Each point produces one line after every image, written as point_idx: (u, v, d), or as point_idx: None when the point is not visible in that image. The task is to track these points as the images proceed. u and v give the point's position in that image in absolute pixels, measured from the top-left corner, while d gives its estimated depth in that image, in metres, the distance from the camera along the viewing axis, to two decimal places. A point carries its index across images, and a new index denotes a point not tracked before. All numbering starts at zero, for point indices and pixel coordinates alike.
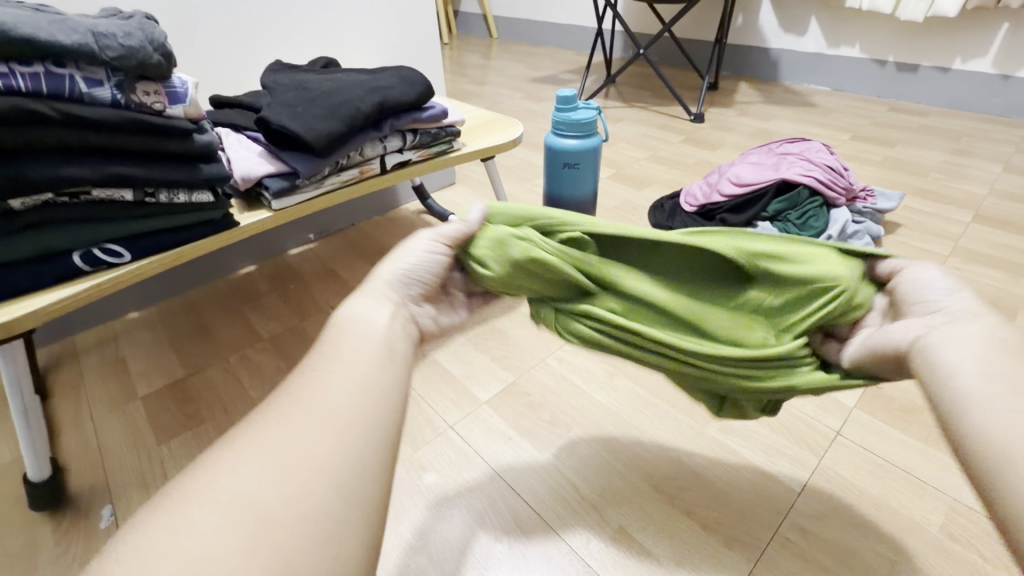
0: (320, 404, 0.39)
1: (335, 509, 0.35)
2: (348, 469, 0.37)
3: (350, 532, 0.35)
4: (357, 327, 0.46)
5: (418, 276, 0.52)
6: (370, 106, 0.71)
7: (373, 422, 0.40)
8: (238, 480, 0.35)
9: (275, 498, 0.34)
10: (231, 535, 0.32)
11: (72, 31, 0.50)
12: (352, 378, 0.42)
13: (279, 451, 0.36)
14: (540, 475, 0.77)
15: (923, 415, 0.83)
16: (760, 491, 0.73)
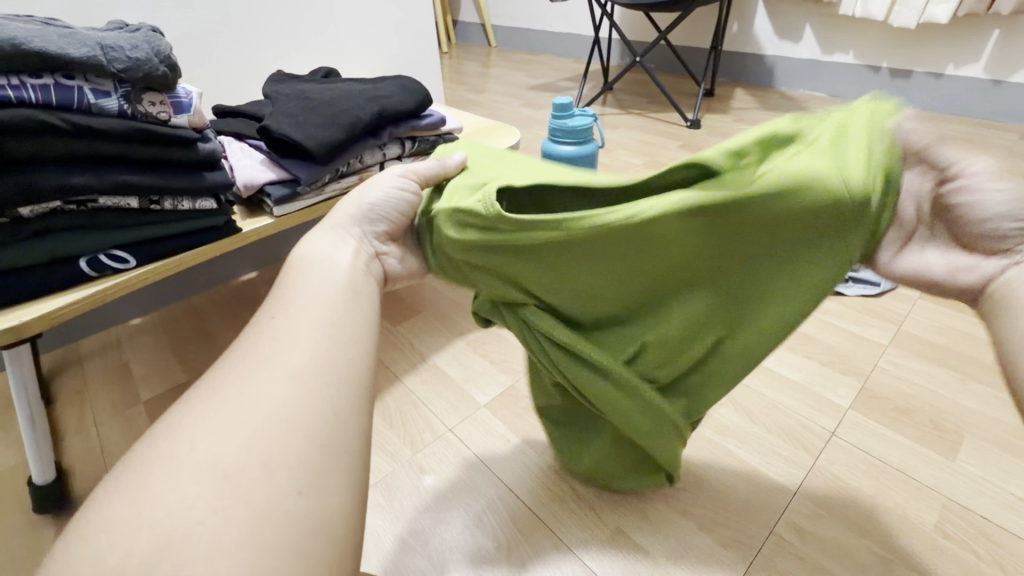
0: (286, 354, 0.41)
1: (322, 456, 0.37)
2: (320, 421, 0.38)
3: (338, 474, 0.37)
4: (311, 288, 0.48)
5: (383, 211, 0.57)
6: (370, 115, 0.73)
7: (345, 369, 0.42)
8: (208, 445, 0.35)
9: (249, 459, 0.35)
10: (211, 497, 0.33)
11: (81, 45, 0.51)
12: (308, 333, 0.43)
13: (246, 411, 0.37)
14: (538, 476, 0.78)
15: (917, 416, 0.84)
16: (756, 491, 0.74)
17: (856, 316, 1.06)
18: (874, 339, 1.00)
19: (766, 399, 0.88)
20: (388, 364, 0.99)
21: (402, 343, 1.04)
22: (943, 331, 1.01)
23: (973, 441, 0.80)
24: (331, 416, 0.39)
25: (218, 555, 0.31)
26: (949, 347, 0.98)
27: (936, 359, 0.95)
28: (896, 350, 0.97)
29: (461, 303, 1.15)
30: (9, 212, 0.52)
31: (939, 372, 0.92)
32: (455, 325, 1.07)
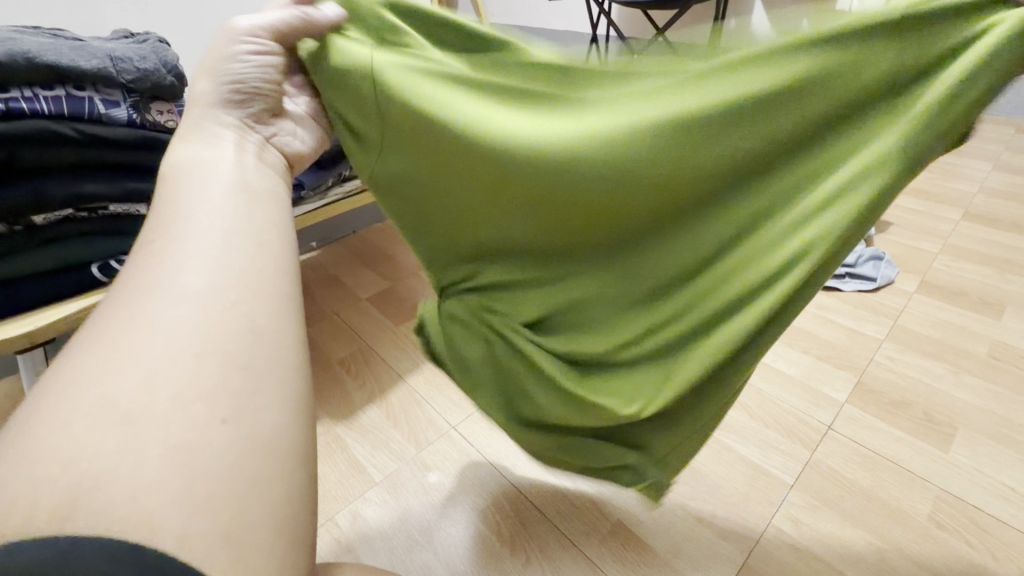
0: (212, 284, 0.36)
1: (266, 396, 0.34)
2: (262, 366, 0.35)
3: (270, 394, 0.35)
4: (229, 211, 0.41)
5: (248, 86, 0.50)
6: None
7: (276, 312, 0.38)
8: (116, 383, 0.30)
9: (174, 407, 0.30)
10: (120, 446, 0.28)
11: (92, 57, 0.53)
12: (237, 266, 0.38)
13: (166, 346, 0.32)
14: (541, 472, 0.79)
15: (912, 409, 0.85)
16: (754, 484, 0.75)
17: (852, 312, 1.07)
18: (871, 334, 1.01)
19: (764, 394, 0.89)
20: (391, 363, 1.01)
21: (405, 342, 1.05)
22: (939, 325, 1.03)
23: (966, 432, 0.81)
24: (250, 334, 0.36)
25: (161, 500, 0.28)
26: (944, 341, 0.99)
27: (930, 352, 0.97)
28: (892, 345, 0.99)
29: None
30: (24, 220, 0.53)
31: (935, 365, 0.94)
32: None
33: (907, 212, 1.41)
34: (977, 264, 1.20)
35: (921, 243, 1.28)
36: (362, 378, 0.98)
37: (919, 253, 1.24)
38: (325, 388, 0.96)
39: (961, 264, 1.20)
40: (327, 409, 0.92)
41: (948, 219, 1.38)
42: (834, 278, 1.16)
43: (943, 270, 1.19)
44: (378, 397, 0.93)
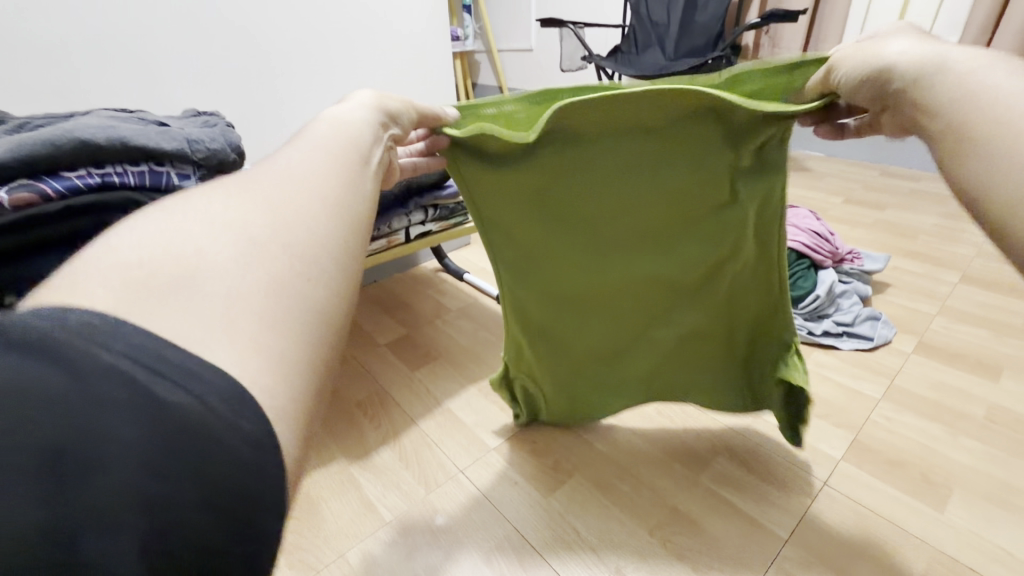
0: (274, 208, 0.34)
1: (291, 261, 0.31)
2: (313, 236, 0.34)
3: (319, 254, 0.33)
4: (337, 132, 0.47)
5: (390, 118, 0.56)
6: (399, 188, 0.84)
7: (308, 234, 0.34)
8: (220, 208, 0.33)
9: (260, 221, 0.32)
10: (230, 268, 0.29)
11: (172, 139, 0.63)
12: (306, 184, 0.37)
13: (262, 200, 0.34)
14: (542, 517, 0.82)
15: (907, 467, 0.88)
16: (749, 535, 0.78)
17: (850, 370, 1.11)
18: (867, 393, 1.04)
19: (761, 448, 0.92)
20: (405, 408, 1.06)
21: (419, 389, 1.11)
22: (937, 387, 1.06)
23: (963, 494, 0.83)
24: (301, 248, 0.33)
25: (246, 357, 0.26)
26: (940, 402, 1.02)
27: (928, 413, 0.99)
28: (889, 405, 1.01)
29: (475, 352, 1.22)
30: None
31: (931, 426, 0.96)
32: (468, 373, 1.15)
33: (906, 273, 1.46)
34: (973, 326, 1.24)
35: (919, 303, 1.33)
36: (377, 421, 1.03)
37: (916, 314, 1.29)
38: (342, 429, 1.01)
39: (959, 327, 1.24)
40: (342, 450, 0.97)
41: (946, 281, 1.42)
42: (832, 335, 1.20)
43: (939, 332, 1.23)
44: (391, 439, 0.98)
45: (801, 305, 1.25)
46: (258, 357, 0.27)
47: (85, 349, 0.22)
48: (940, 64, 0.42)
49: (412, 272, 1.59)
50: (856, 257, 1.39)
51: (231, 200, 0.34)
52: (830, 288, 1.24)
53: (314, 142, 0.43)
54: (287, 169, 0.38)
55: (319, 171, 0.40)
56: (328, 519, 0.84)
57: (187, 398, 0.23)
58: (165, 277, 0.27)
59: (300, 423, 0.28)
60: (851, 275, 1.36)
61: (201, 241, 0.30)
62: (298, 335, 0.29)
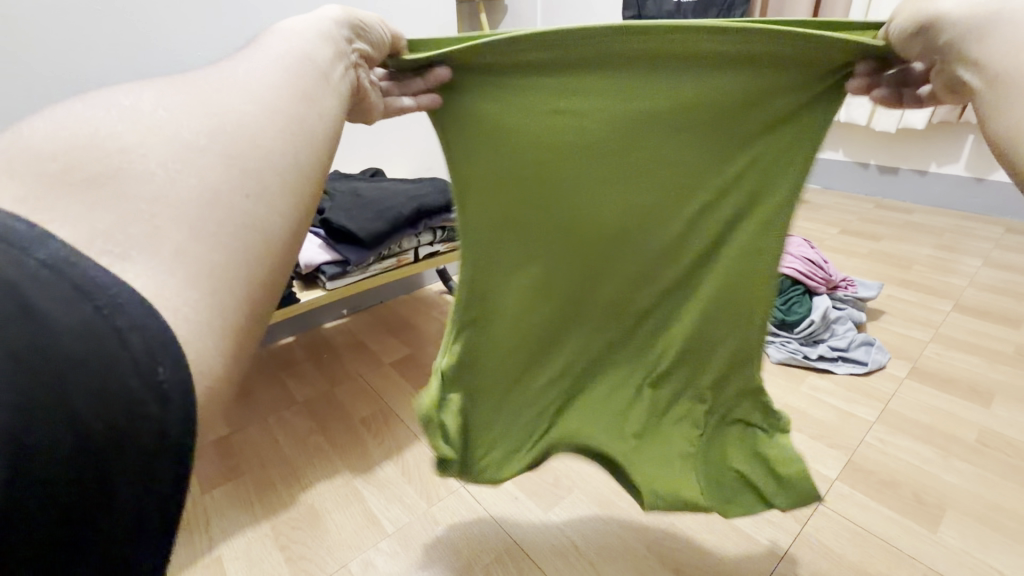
0: (223, 137, 0.35)
1: (237, 200, 0.34)
2: (256, 172, 0.35)
3: (264, 189, 0.35)
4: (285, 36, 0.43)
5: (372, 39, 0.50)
6: (410, 211, 0.89)
7: (256, 167, 0.35)
8: (164, 127, 0.34)
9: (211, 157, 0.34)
10: (181, 212, 0.31)
11: None
12: (258, 102, 0.37)
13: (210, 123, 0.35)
14: (541, 531, 0.84)
15: (900, 488, 0.90)
16: (744, 552, 0.79)
17: (844, 393, 1.13)
18: (861, 415, 1.07)
19: None
20: (409, 424, 1.08)
21: None
22: (929, 411, 1.08)
23: (955, 514, 0.84)
24: (243, 192, 0.34)
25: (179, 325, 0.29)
26: (933, 426, 1.04)
27: (921, 436, 1.01)
28: (883, 427, 1.03)
29: None
30: None
31: (924, 449, 0.98)
32: None
33: (900, 301, 1.49)
34: (966, 353, 1.26)
35: (912, 330, 1.36)
36: (381, 436, 1.05)
37: (910, 341, 1.32)
38: (346, 444, 1.04)
39: (952, 354, 1.26)
40: (346, 463, 0.99)
41: (939, 310, 1.46)
42: (828, 360, 1.23)
43: (933, 358, 1.25)
44: (395, 454, 1.00)
45: (796, 329, 1.28)
46: (182, 272, 0.30)
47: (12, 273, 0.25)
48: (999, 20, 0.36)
49: (418, 294, 1.64)
50: (850, 284, 1.43)
51: (179, 104, 0.35)
52: (825, 313, 1.28)
53: (271, 50, 0.41)
54: (238, 79, 0.38)
55: (284, 90, 0.39)
56: (331, 529, 0.85)
57: (83, 327, 0.26)
58: (93, 179, 0.30)
59: (225, 348, 0.31)
60: (845, 302, 1.39)
61: (136, 150, 0.32)
62: (227, 249, 0.32)
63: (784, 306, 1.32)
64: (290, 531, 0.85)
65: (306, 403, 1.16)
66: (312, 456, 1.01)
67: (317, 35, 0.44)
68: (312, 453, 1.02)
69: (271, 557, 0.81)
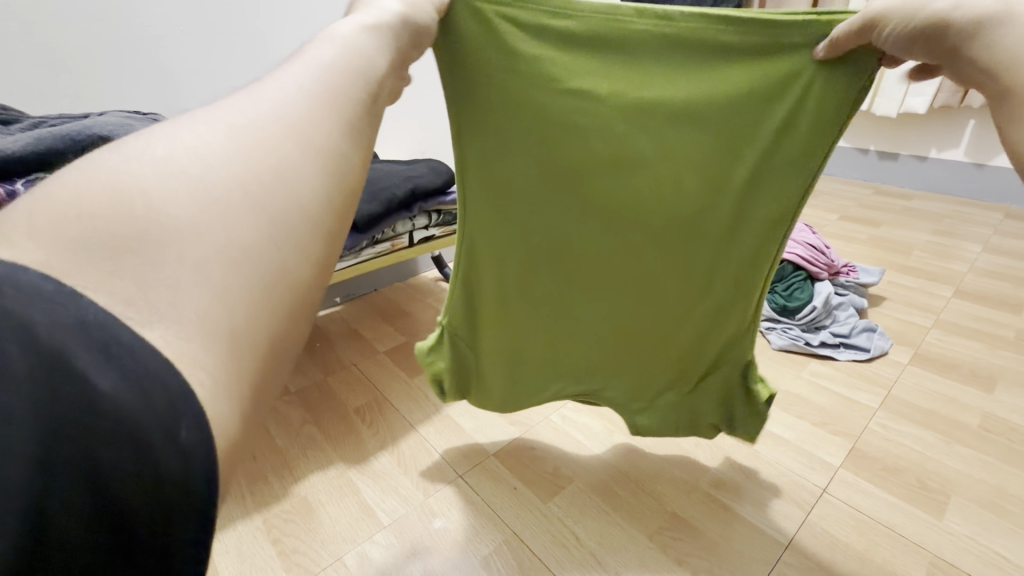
0: (249, 169, 0.26)
1: (267, 257, 0.25)
2: (293, 206, 0.27)
3: (299, 231, 0.27)
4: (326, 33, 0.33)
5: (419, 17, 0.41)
6: (404, 193, 0.85)
7: (293, 205, 0.27)
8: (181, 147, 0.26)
9: (231, 200, 0.25)
10: (206, 275, 0.23)
11: None
12: (293, 123, 0.28)
13: (233, 149, 0.26)
14: (541, 522, 0.82)
15: (905, 474, 0.88)
16: (749, 541, 0.77)
17: (846, 380, 1.12)
18: (864, 402, 1.05)
19: (759, 456, 0.92)
20: (405, 414, 1.06)
21: (419, 394, 1.11)
22: (932, 396, 1.06)
23: (960, 501, 0.83)
24: (273, 248, 0.26)
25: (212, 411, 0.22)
26: (937, 412, 1.02)
27: (923, 421, 1.00)
28: (886, 413, 1.02)
29: None
30: None
31: (927, 435, 0.97)
32: None
33: (901, 287, 1.48)
34: (968, 339, 1.25)
35: (914, 316, 1.34)
36: (376, 427, 1.03)
37: (911, 327, 1.30)
38: (340, 435, 1.01)
39: (954, 340, 1.25)
40: (341, 454, 0.96)
41: (940, 296, 1.44)
42: (829, 346, 1.22)
43: (935, 344, 1.24)
44: (391, 444, 0.98)
45: (798, 315, 1.26)
46: (202, 340, 0.22)
47: (22, 308, 0.20)
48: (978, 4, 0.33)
49: (413, 282, 1.60)
50: (852, 270, 1.41)
51: (203, 124, 0.27)
52: (826, 299, 1.26)
53: (315, 55, 0.32)
54: (273, 86, 0.29)
55: (323, 93, 0.30)
56: (325, 522, 0.83)
57: (126, 391, 0.20)
58: (100, 230, 0.22)
59: (249, 423, 0.24)
60: (846, 288, 1.37)
61: (141, 187, 0.23)
62: (253, 317, 0.24)
63: (785, 292, 1.30)
64: (282, 524, 0.83)
65: (299, 393, 1.12)
66: (305, 447, 0.98)
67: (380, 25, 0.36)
68: (306, 444, 0.98)
69: (263, 551, 0.78)
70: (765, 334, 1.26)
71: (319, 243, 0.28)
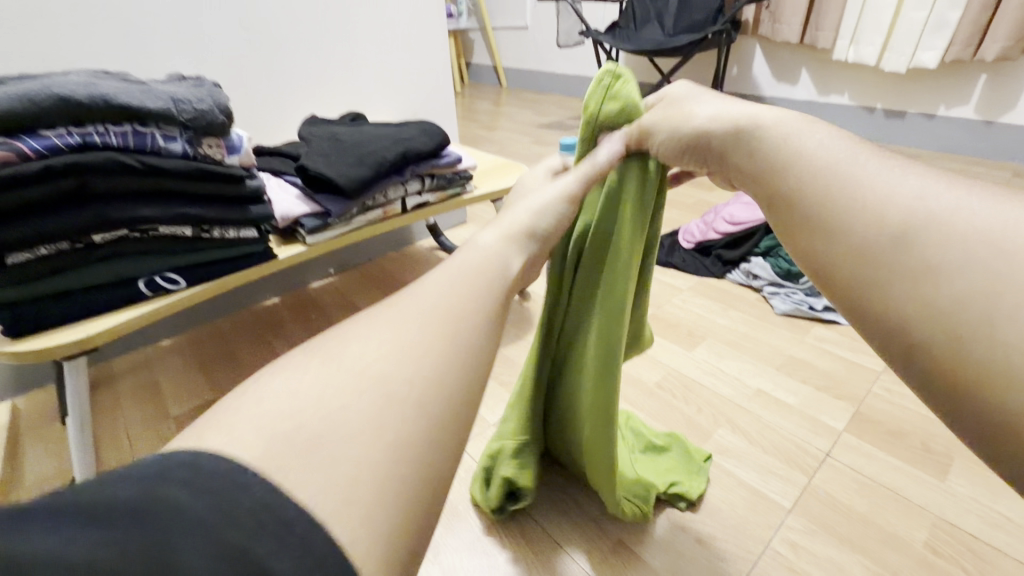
0: (400, 372, 0.31)
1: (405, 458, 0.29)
2: (434, 397, 0.32)
3: (426, 418, 0.31)
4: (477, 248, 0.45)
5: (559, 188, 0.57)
6: (395, 155, 0.81)
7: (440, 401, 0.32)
8: (358, 355, 0.32)
9: (395, 415, 0.30)
10: (362, 473, 0.27)
11: (157, 98, 0.61)
12: (435, 353, 0.33)
13: (386, 365, 0.32)
14: (544, 491, 0.81)
15: (908, 437, 0.88)
16: (752, 506, 0.77)
17: (850, 344, 1.10)
18: (868, 365, 1.04)
19: (763, 421, 0.92)
20: None
21: None
22: None
23: (963, 463, 0.83)
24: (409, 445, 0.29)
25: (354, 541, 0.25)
26: None
27: None
28: (890, 376, 1.01)
29: None
30: (85, 238, 0.60)
31: None
32: None
33: None
34: None
35: None
36: None
37: None
38: None
39: None
40: None
41: None
42: (834, 310, 1.20)
43: None
44: None
45: (802, 279, 1.24)
46: (357, 517, 0.25)
47: (220, 461, 0.24)
48: (778, 118, 0.47)
49: (407, 251, 1.56)
50: None
51: (369, 334, 0.34)
52: None
53: (457, 265, 0.42)
54: (425, 295, 0.37)
55: (468, 299, 0.38)
56: None
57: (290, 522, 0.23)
58: (310, 436, 0.27)
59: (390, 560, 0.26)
60: None
61: (320, 408, 0.28)
62: (399, 490, 0.27)
63: (789, 256, 1.27)
64: None
65: None
66: None
67: (475, 266, 0.42)
68: None
69: None
70: (768, 298, 1.24)
71: (445, 434, 0.31)
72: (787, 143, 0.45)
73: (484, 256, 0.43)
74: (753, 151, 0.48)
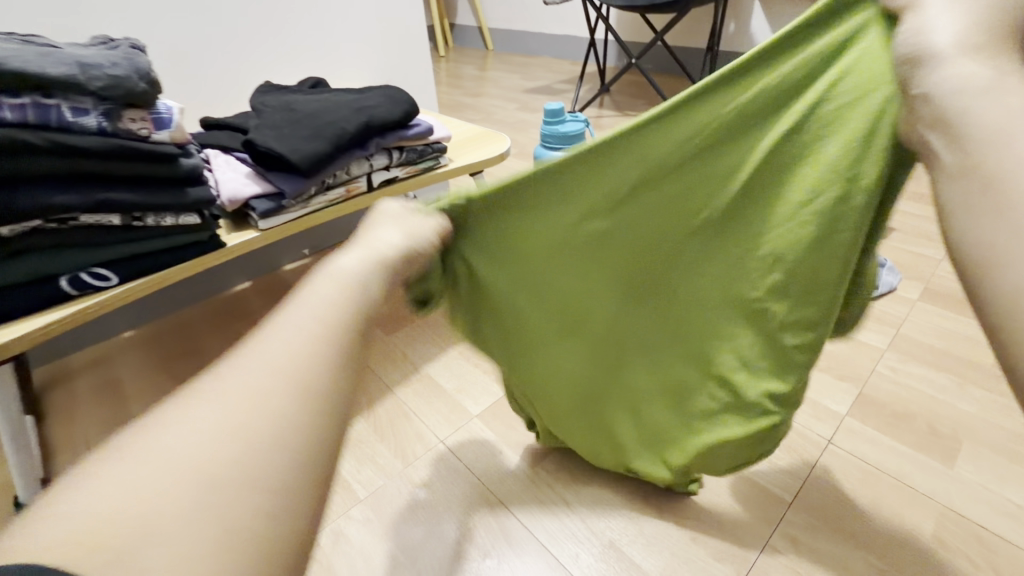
0: (219, 452, 0.29)
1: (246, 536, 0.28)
2: (278, 468, 0.30)
3: (258, 496, 0.29)
4: (331, 277, 0.40)
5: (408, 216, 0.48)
6: (355, 126, 0.72)
7: (282, 471, 0.30)
8: (183, 440, 0.30)
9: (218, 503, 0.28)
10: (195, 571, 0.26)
11: (60, 63, 0.51)
12: (262, 411, 0.31)
13: (206, 449, 0.29)
14: (529, 488, 0.76)
15: (914, 419, 0.83)
16: (750, 500, 0.73)
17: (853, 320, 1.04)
18: (871, 343, 0.99)
19: None
20: (380, 375, 0.98)
21: (394, 354, 1.02)
22: (942, 334, 1.00)
23: (971, 446, 0.78)
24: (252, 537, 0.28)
25: None
26: (948, 351, 0.96)
27: (933, 362, 0.94)
28: (894, 354, 0.96)
29: None
30: None
31: (938, 377, 0.91)
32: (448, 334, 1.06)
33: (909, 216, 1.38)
34: None
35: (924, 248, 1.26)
36: None
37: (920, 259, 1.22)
38: None
39: None
40: None
41: None
42: None
43: (945, 276, 1.16)
44: (366, 410, 0.91)
45: None
46: None
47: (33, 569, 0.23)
48: (995, 82, 0.35)
49: None
50: None
51: (212, 399, 0.32)
52: None
53: (315, 296, 0.38)
54: (270, 348, 0.34)
55: (313, 340, 0.35)
56: None
57: None
58: (112, 553, 0.25)
59: None
60: None
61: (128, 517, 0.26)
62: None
63: None
64: None
65: None
66: None
67: (330, 299, 0.38)
68: None
69: None
70: None
71: (295, 497, 0.30)
72: (964, 120, 0.35)
73: (348, 296, 0.39)
74: (933, 116, 0.37)
